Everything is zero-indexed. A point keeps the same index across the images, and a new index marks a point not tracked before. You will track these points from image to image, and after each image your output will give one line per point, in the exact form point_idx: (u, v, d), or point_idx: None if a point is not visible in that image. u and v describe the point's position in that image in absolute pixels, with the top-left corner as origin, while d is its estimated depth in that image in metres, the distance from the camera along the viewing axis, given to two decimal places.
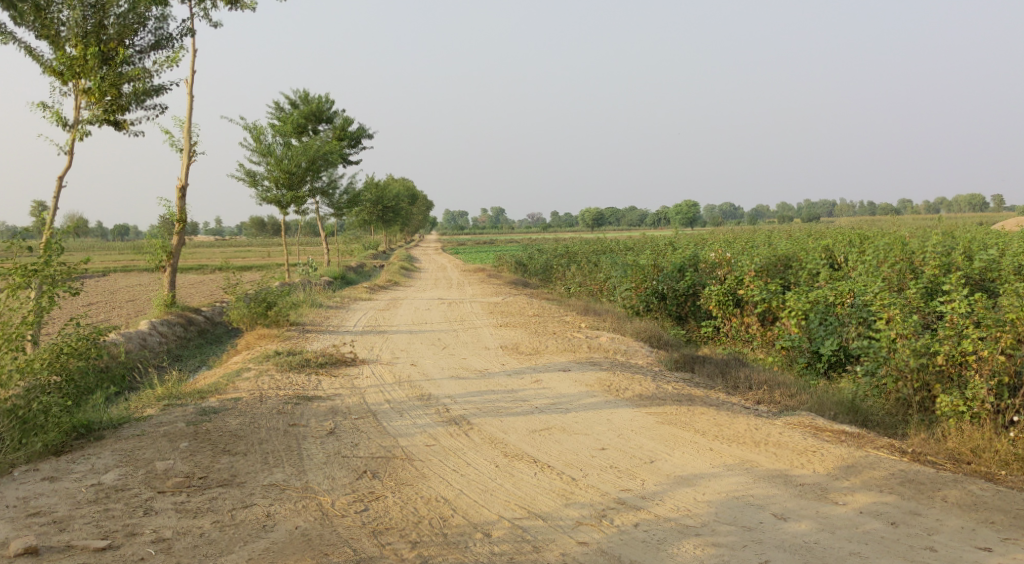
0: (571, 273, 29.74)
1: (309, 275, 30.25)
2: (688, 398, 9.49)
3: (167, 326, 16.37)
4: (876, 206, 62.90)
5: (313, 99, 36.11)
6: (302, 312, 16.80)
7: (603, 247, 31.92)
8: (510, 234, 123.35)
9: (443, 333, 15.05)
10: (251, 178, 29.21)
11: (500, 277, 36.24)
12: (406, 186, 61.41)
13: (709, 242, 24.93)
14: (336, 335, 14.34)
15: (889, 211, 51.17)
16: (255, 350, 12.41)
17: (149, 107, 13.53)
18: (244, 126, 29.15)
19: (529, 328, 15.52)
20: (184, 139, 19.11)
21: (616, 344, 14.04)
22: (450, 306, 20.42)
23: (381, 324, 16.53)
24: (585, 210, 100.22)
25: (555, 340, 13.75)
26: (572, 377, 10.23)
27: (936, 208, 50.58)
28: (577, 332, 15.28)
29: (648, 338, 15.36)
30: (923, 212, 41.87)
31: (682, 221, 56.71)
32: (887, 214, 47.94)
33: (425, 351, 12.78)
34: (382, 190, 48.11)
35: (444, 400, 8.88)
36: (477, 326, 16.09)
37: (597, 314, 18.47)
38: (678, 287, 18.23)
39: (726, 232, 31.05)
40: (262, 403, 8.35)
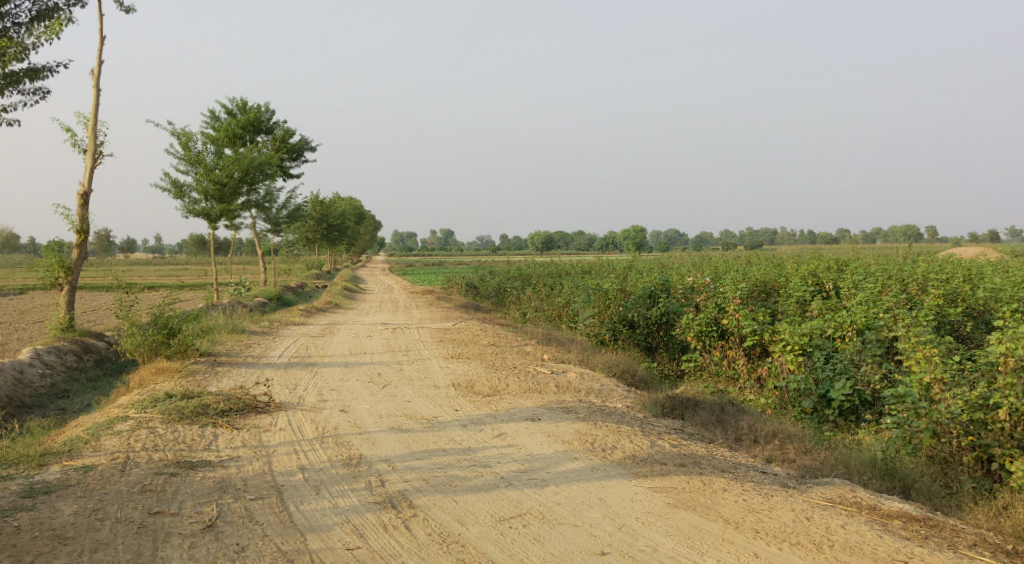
0: (526, 297, 27.67)
1: (240, 295, 27.60)
2: (693, 460, 7.48)
3: (54, 354, 13.77)
4: (818, 235, 62.42)
5: (252, 107, 33.56)
6: (219, 341, 14.37)
7: (559, 270, 29.97)
8: (459, 255, 120.92)
9: (383, 366, 12.79)
10: (178, 189, 26.54)
11: (449, 300, 33.99)
12: (351, 203, 58.74)
13: (678, 266, 23.08)
14: (254, 369, 11.98)
15: (836, 239, 50.58)
16: (145, 390, 10.01)
17: (27, 91, 11.06)
18: (170, 131, 26.49)
19: (484, 360, 13.39)
20: (89, 139, 16.60)
21: (586, 381, 11.96)
22: (394, 332, 18.11)
23: (312, 354, 14.18)
24: (534, 234, 98.83)
25: (516, 377, 11.65)
26: (543, 430, 8.13)
27: (879, 235, 49.58)
28: (540, 366, 13.19)
29: (622, 374, 13.33)
30: (874, 241, 41.12)
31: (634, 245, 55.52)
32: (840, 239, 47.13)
33: (360, 390, 10.54)
34: (326, 208, 45.50)
35: (379, 467, 6.72)
36: (424, 357, 13.89)
37: (561, 344, 16.37)
38: (649, 315, 16.25)
39: (687, 256, 29.47)
40: (123, 476, 6.04)
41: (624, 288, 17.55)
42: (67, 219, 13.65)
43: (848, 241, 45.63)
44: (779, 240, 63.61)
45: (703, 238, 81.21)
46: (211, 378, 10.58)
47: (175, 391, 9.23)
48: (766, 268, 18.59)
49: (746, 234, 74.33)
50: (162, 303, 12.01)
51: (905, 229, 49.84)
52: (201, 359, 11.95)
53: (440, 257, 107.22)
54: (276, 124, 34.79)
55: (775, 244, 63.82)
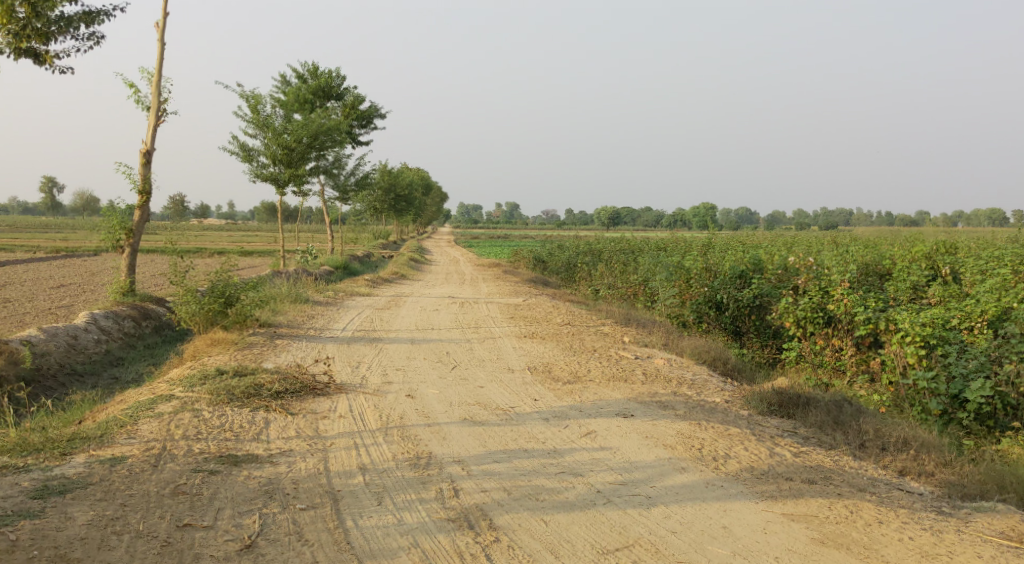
0: (598, 273, 26.45)
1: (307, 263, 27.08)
2: (824, 475, 6.27)
3: (112, 320, 13.20)
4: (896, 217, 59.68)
5: (323, 72, 32.93)
6: (280, 311, 13.60)
7: (633, 246, 28.63)
8: (524, 228, 119.78)
9: (453, 344, 11.81)
10: (246, 153, 26.03)
11: (517, 274, 32.95)
12: (419, 174, 58.13)
13: (764, 245, 21.49)
14: (315, 343, 11.12)
15: (918, 221, 48.09)
16: (197, 364, 9.21)
17: (81, 37, 10.52)
18: (240, 94, 25.96)
19: (561, 341, 12.29)
20: (153, 95, 15.98)
21: (677, 369, 10.75)
22: (463, 307, 17.16)
23: (377, 328, 13.30)
24: (601, 210, 97.14)
25: (598, 362, 10.53)
26: (639, 430, 6.98)
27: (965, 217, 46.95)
28: (623, 349, 12.02)
29: (713, 362, 12.03)
30: (967, 224, 38.55)
31: (706, 223, 53.65)
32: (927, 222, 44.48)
33: (429, 371, 9.54)
34: (394, 177, 44.89)
35: (451, 473, 5.69)
36: (496, 335, 12.86)
37: (642, 325, 15.14)
38: (740, 298, 14.90)
39: (770, 235, 27.76)
40: (155, 473, 5.22)
41: (710, 267, 16.22)
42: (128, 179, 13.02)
43: (936, 222, 43.01)
44: (858, 222, 60.90)
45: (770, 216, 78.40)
46: (267, 354, 9.72)
47: (227, 367, 8.40)
48: (868, 248, 16.95)
49: (822, 214, 71.52)
50: (219, 269, 11.18)
51: (989, 211, 46.85)
52: (258, 332, 11.13)
53: (505, 230, 106.28)
54: (346, 90, 34.12)
55: (853, 224, 60.92)
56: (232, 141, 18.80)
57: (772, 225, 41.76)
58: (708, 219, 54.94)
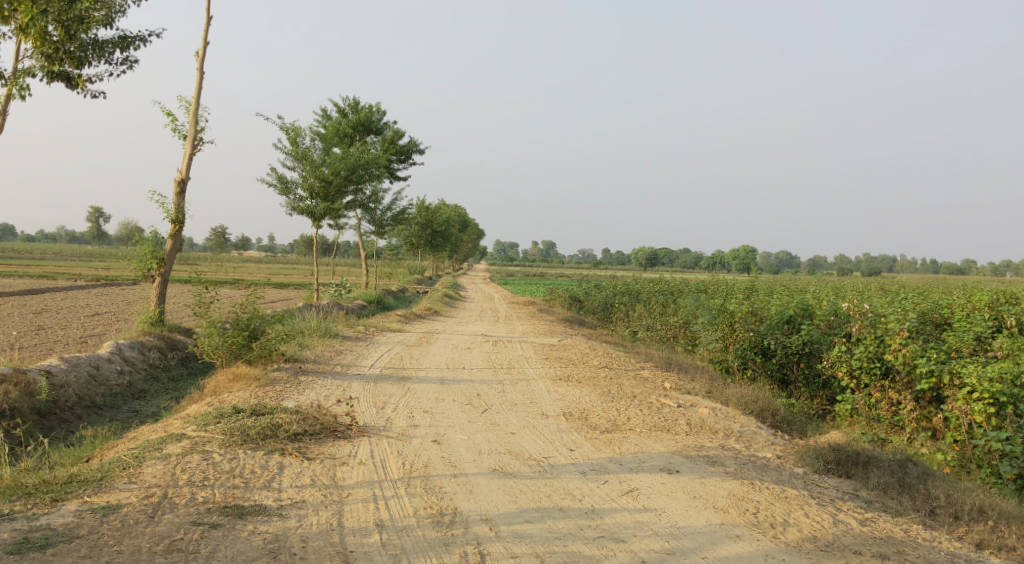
0: (636, 314, 25.76)
1: (341, 297, 26.84)
2: (897, 548, 5.57)
3: (137, 351, 12.91)
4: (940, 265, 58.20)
5: (363, 107, 33.03)
6: (308, 346, 13.19)
7: (672, 287, 27.91)
8: (560, 267, 119.15)
9: (485, 385, 11.25)
10: (284, 185, 26.00)
11: (553, 313, 32.36)
12: (456, 210, 58.09)
13: (811, 290, 20.67)
14: (341, 381, 10.65)
15: (964, 269, 46.78)
16: (215, 400, 8.77)
17: (116, 62, 10.35)
18: (280, 126, 26.01)
19: (598, 385, 11.68)
20: (190, 124, 15.89)
21: (722, 420, 10.05)
22: (496, 346, 16.63)
23: (407, 366, 12.80)
24: (637, 252, 96.44)
25: (638, 410, 9.90)
26: (687, 489, 6.34)
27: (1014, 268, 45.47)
28: (664, 396, 11.35)
29: (760, 413, 11.30)
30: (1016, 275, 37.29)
31: (745, 267, 52.69)
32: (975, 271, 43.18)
33: (458, 414, 8.99)
34: (431, 213, 44.79)
35: (476, 537, 5.17)
36: (530, 377, 12.27)
37: (683, 371, 14.44)
38: (789, 344, 14.14)
39: (814, 280, 26.89)
40: (151, 525, 4.89)
41: (755, 311, 15.50)
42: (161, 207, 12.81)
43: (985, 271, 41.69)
44: (900, 271, 59.51)
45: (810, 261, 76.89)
46: (290, 391, 9.25)
47: (244, 404, 7.94)
48: (923, 296, 16.10)
49: (863, 260, 70.07)
50: (245, 301, 10.79)
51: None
52: (282, 367, 10.69)
53: (540, 268, 105.85)
54: (386, 125, 34.20)
55: (898, 270, 59.33)
56: (270, 174, 18.66)
57: (815, 270, 40.72)
58: (748, 262, 53.92)
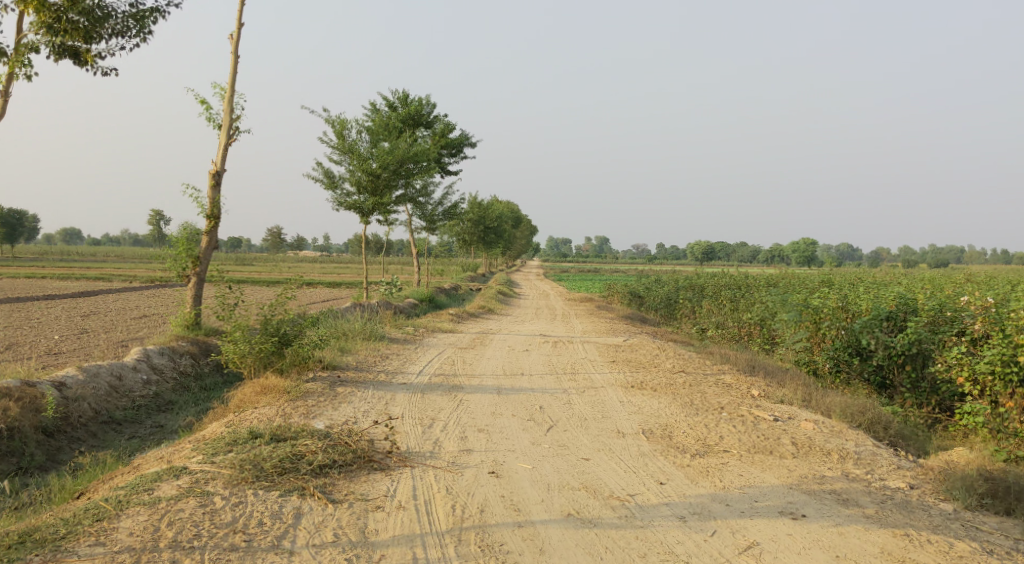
0: (704, 309, 24.00)
1: (391, 295, 25.70)
2: None
3: (166, 359, 11.86)
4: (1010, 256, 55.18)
5: (412, 100, 31.94)
6: (349, 352, 11.94)
7: (741, 281, 26.05)
8: (615, 263, 117.06)
9: (546, 395, 9.80)
10: (331, 180, 24.95)
11: (612, 310, 30.75)
12: (509, 206, 56.78)
13: (904, 282, 18.65)
14: (383, 392, 9.33)
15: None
16: (237, 418, 7.53)
17: (130, 36, 9.25)
18: (326, 119, 25.00)
19: (678, 394, 10.14)
20: (225, 112, 14.86)
21: (832, 437, 8.41)
22: (556, 347, 15.19)
23: (458, 371, 11.41)
24: (693, 245, 93.98)
25: (731, 426, 8.33)
26: (817, 547, 4.97)
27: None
28: (756, 407, 9.76)
29: (870, 426, 9.62)
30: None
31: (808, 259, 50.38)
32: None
33: (518, 434, 7.57)
34: (484, 209, 43.56)
35: None
36: (597, 385, 10.77)
37: (769, 374, 12.76)
38: (893, 343, 12.34)
39: (898, 271, 24.74)
40: None
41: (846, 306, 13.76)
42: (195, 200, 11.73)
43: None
44: (970, 260, 56.49)
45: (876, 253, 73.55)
46: (322, 407, 7.98)
47: (262, 426, 6.72)
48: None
49: (931, 251, 66.78)
50: (274, 302, 9.56)
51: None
52: (317, 378, 9.44)
53: (595, 265, 103.93)
54: (436, 118, 33.02)
55: (969, 261, 56.35)
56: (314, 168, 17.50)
57: (890, 262, 38.25)
58: (814, 255, 51.38)
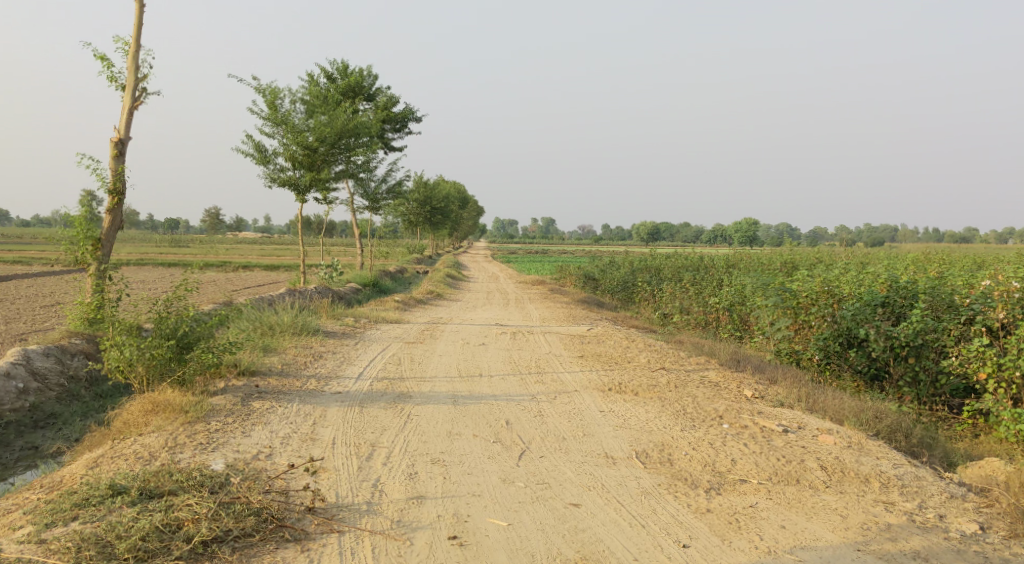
0: (665, 293, 22.57)
1: (332, 280, 23.70)
2: None
3: (52, 360, 9.67)
4: (940, 236, 55.98)
5: (353, 71, 29.76)
6: (273, 352, 10.08)
7: (702, 263, 24.69)
8: (562, 244, 116.06)
9: (512, 406, 8.14)
10: (263, 154, 22.73)
11: (566, 294, 29.25)
12: (455, 187, 54.80)
13: (882, 263, 17.39)
14: (311, 405, 7.54)
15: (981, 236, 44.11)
16: (109, 455, 5.69)
17: None
18: (257, 88, 22.75)
19: (665, 400, 8.56)
20: (129, 72, 12.75)
21: (860, 455, 6.93)
22: (515, 339, 13.55)
23: (405, 374, 9.62)
24: (639, 225, 93.39)
25: (739, 443, 6.81)
26: None
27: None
28: (758, 415, 8.23)
29: (891, 435, 8.20)
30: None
31: (754, 240, 49.92)
32: (1003, 240, 40.24)
33: (482, 464, 5.99)
34: (430, 190, 41.52)
35: None
36: (569, 390, 9.10)
37: (759, 370, 11.26)
38: (895, 333, 10.97)
39: (863, 251, 23.73)
40: None
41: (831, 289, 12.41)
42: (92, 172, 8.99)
43: (1014, 235, 38.71)
44: (910, 240, 56.87)
45: (820, 232, 73.51)
46: (225, 436, 6.13)
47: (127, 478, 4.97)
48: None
49: (867, 231, 67.42)
50: (171, 295, 7.64)
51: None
52: (224, 391, 7.57)
53: (542, 245, 102.41)
54: (379, 90, 30.88)
55: (910, 241, 56.84)
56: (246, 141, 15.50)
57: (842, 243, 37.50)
58: (761, 234, 50.62)
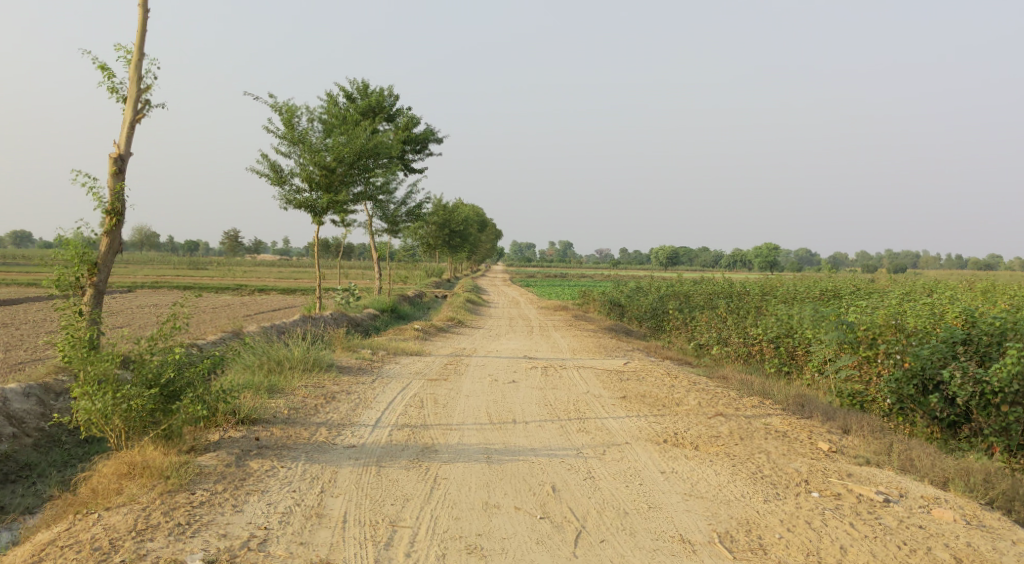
0: (699, 322, 21.24)
1: (348, 306, 22.56)
2: None
3: (31, 403, 8.37)
4: (963, 261, 54.55)
5: (373, 91, 28.87)
6: (280, 394, 8.89)
7: (737, 290, 23.36)
8: (580, 269, 114.71)
9: (556, 464, 6.89)
10: (279, 175, 21.71)
11: (592, 321, 27.97)
12: (474, 210, 53.85)
13: (942, 291, 15.99)
14: (320, 464, 6.31)
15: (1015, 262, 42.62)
16: (66, 551, 4.57)
17: None
18: (273, 106, 21.81)
19: (735, 458, 7.28)
20: (131, 83, 11.73)
21: (991, 537, 5.64)
22: (548, 376, 12.28)
23: (430, 420, 8.38)
24: (659, 250, 91.95)
25: (840, 523, 5.56)
26: None
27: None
28: (849, 479, 6.93)
29: (1008, 505, 6.87)
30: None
31: (776, 265, 48.50)
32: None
33: (531, 557, 4.92)
34: (449, 212, 40.45)
35: None
36: (619, 443, 7.81)
37: (828, 417, 9.92)
38: (986, 377, 9.61)
39: (908, 279, 22.32)
40: None
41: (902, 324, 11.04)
42: (88, 192, 7.54)
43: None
44: (938, 265, 55.21)
45: (842, 257, 71.75)
46: (203, 530, 4.90)
47: None
48: None
49: (890, 257, 65.83)
50: (157, 333, 6.44)
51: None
52: (215, 448, 6.37)
53: (560, 270, 101.04)
54: (400, 111, 29.96)
55: (938, 267, 55.24)
56: (259, 160, 14.35)
57: (871, 268, 36.07)
58: (782, 258, 49.16)
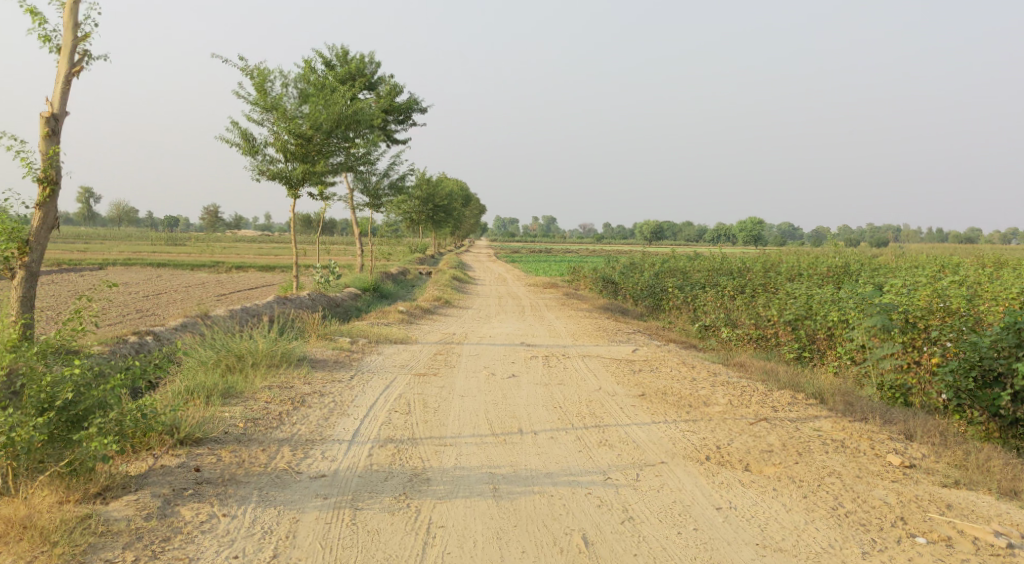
0: (701, 301, 19.75)
1: (328, 285, 20.91)
2: None
3: None
4: (949, 233, 53.75)
5: (353, 56, 26.98)
6: (238, 400, 7.32)
7: (738, 266, 21.88)
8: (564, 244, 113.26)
9: (579, 496, 5.39)
10: (252, 144, 19.96)
11: (583, 299, 26.47)
12: (457, 183, 52.05)
13: (977, 268, 14.49)
14: (273, 510, 4.79)
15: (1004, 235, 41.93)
16: None
17: None
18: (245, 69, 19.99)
19: (801, 485, 5.85)
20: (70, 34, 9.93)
21: None
22: (550, 367, 10.75)
23: (416, 433, 6.80)
24: (644, 224, 90.65)
25: None
26: None
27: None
28: (945, 512, 5.54)
29: None
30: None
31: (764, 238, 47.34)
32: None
33: None
34: (433, 185, 38.66)
35: None
36: (654, 463, 6.30)
37: (884, 419, 8.47)
38: None
39: (921, 253, 20.89)
40: None
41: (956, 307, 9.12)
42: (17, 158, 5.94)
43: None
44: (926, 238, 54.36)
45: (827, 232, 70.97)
46: None
47: None
48: None
49: (874, 231, 65.04)
50: (57, 335, 4.88)
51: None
52: (135, 488, 4.83)
53: (544, 245, 99.19)
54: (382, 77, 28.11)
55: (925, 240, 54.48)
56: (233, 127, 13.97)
57: (866, 241, 34.86)
58: (771, 233, 47.97)
